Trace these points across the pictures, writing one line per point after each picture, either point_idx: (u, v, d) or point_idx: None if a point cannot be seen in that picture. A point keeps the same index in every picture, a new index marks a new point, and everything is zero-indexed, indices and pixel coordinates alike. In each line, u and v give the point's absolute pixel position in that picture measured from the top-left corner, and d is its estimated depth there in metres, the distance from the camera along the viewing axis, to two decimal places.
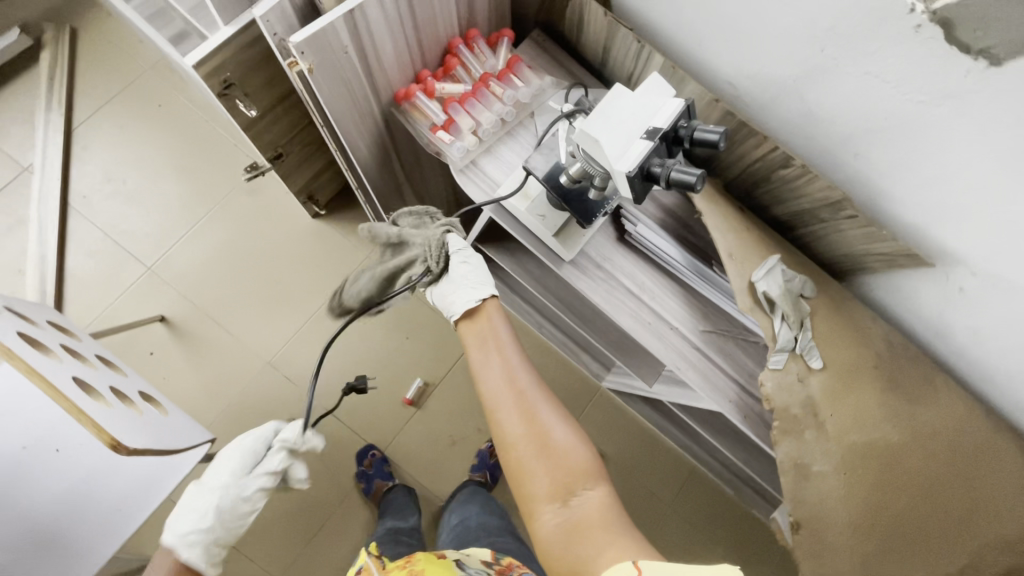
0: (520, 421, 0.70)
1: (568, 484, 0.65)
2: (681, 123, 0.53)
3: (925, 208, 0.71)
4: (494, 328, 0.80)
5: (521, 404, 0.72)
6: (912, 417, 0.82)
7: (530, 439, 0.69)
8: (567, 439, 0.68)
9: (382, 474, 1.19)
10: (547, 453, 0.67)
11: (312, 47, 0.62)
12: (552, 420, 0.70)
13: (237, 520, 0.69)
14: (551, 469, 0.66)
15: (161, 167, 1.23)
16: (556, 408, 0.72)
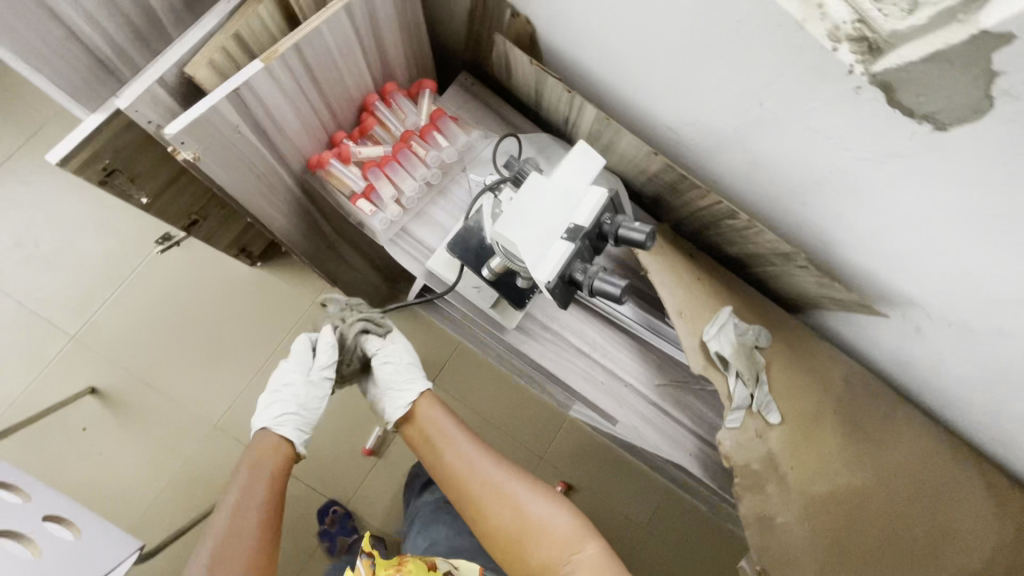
0: (495, 505, 0.69)
1: (560, 553, 0.66)
2: (604, 218, 0.48)
3: (878, 256, 0.67)
4: (438, 423, 0.77)
5: (490, 489, 0.71)
6: (874, 460, 0.79)
7: (511, 522, 0.68)
8: (545, 509, 0.69)
9: (345, 531, 1.15)
10: (531, 534, 0.68)
11: (193, 135, 0.55)
12: (527, 494, 0.70)
13: (315, 403, 0.80)
14: (540, 546, 0.67)
15: (77, 225, 1.13)
16: (527, 481, 0.72)
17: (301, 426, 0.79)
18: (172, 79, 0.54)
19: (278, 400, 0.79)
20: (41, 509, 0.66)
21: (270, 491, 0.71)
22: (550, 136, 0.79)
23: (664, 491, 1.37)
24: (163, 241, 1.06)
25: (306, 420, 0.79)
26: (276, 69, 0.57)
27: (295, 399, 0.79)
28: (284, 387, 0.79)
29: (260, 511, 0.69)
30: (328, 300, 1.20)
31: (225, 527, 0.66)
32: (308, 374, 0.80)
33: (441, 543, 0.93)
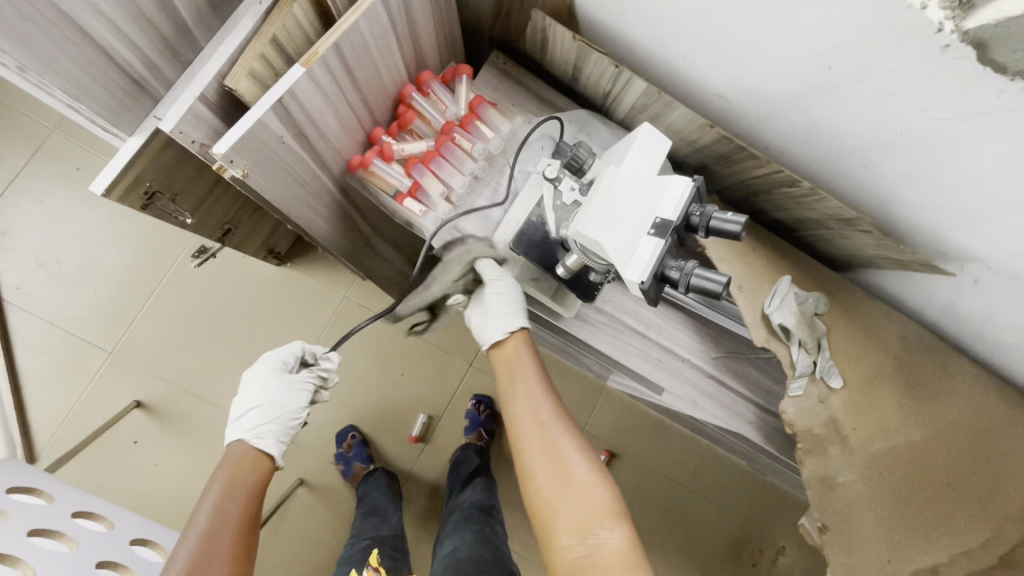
0: (539, 458, 0.62)
1: (584, 521, 0.59)
2: (692, 209, 0.45)
3: (942, 215, 0.65)
4: (519, 358, 0.69)
5: (542, 440, 0.63)
6: (935, 415, 0.80)
7: (549, 478, 0.61)
8: (591, 476, 0.61)
9: (361, 457, 1.16)
10: (566, 489, 0.60)
11: (242, 152, 0.52)
12: (575, 457, 0.62)
13: (293, 410, 0.78)
14: (570, 514, 0.59)
15: (98, 239, 1.10)
16: (581, 441, 0.63)
17: (281, 437, 0.76)
18: (213, 94, 0.51)
19: (254, 408, 0.75)
20: (126, 534, 0.67)
21: (245, 508, 0.67)
22: (591, 113, 0.76)
23: (701, 449, 1.41)
24: (200, 252, 1.05)
25: (284, 429, 0.76)
26: (318, 72, 0.54)
27: (275, 406, 0.76)
28: (259, 395, 0.77)
29: (234, 529, 0.65)
30: (360, 293, 1.18)
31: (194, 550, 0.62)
32: (283, 381, 0.79)
33: (462, 551, 0.91)
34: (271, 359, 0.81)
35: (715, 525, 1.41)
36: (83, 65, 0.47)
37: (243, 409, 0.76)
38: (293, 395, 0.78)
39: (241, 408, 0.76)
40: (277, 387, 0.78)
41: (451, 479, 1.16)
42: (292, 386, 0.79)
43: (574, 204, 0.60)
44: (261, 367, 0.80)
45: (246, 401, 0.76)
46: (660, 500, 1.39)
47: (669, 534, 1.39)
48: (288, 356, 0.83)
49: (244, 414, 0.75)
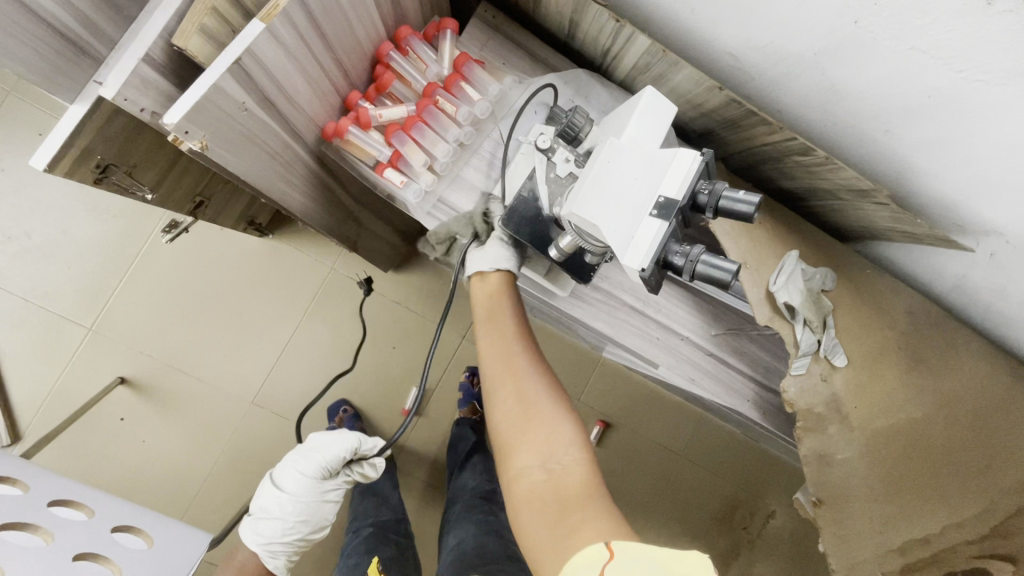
0: (506, 388, 0.61)
1: (548, 450, 0.57)
2: (700, 187, 0.41)
3: (964, 187, 0.61)
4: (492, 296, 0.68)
5: (508, 369, 0.62)
6: (938, 390, 0.78)
7: (512, 408, 0.60)
8: (554, 407, 0.60)
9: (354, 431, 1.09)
10: (529, 419, 0.59)
11: (196, 122, 0.46)
12: (539, 388, 0.60)
13: (309, 526, 0.85)
14: (529, 440, 0.58)
15: (69, 210, 1.04)
16: (545, 374, 0.62)
17: (289, 552, 0.84)
18: (160, 55, 0.45)
19: (277, 519, 0.82)
20: (109, 520, 0.65)
21: None
22: (590, 73, 0.70)
23: (696, 416, 1.41)
24: (170, 227, 0.99)
25: (296, 545, 0.84)
26: (280, 28, 0.48)
27: (296, 522, 0.83)
28: (289, 509, 0.83)
29: None
30: (349, 264, 1.14)
31: None
32: (315, 497, 0.84)
33: (468, 542, 0.89)
34: (312, 464, 0.83)
35: (708, 490, 1.43)
36: (6, 21, 0.41)
37: (270, 510, 0.83)
38: (317, 516, 0.85)
39: (268, 513, 0.82)
40: (307, 503, 0.84)
41: (449, 456, 1.16)
42: (320, 503, 0.85)
43: (569, 176, 0.55)
44: (300, 466, 0.84)
45: (275, 509, 0.82)
46: (654, 467, 1.40)
47: (663, 500, 1.40)
48: (330, 463, 0.85)
49: (268, 520, 0.82)
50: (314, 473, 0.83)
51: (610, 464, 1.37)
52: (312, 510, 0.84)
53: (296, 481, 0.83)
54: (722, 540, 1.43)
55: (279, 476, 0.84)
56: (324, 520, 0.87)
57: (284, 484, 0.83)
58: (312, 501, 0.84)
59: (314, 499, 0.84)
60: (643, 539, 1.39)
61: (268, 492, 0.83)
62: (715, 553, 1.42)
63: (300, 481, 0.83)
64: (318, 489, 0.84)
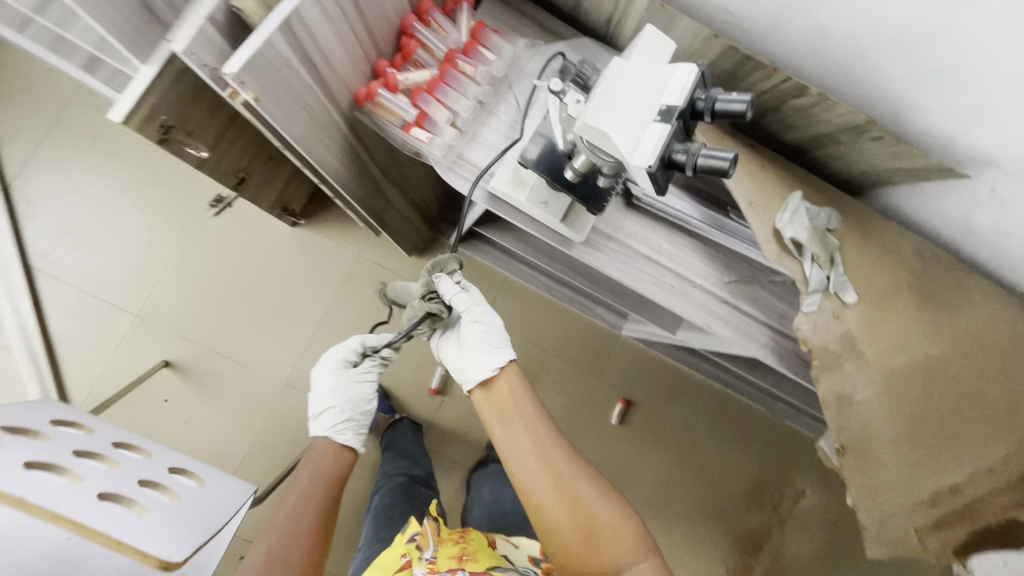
0: (565, 511, 0.68)
1: (620, 561, 0.66)
2: (697, 94, 0.45)
3: (956, 115, 0.65)
4: (519, 405, 0.76)
5: (560, 491, 0.69)
6: (950, 326, 0.80)
7: (577, 530, 0.68)
8: (612, 514, 0.69)
9: (384, 409, 1.23)
10: (596, 537, 0.67)
11: (251, 73, 0.53)
12: (595, 498, 0.69)
13: (362, 402, 0.89)
14: (602, 557, 0.66)
15: (117, 206, 1.13)
16: (593, 483, 0.70)
17: (357, 429, 0.88)
18: (221, 15, 0.52)
19: (328, 407, 0.87)
20: (164, 462, 0.70)
21: (327, 491, 0.77)
22: (595, 40, 0.76)
23: (717, 394, 1.43)
24: (219, 202, 1.14)
25: (358, 423, 0.88)
26: None
27: (343, 403, 0.88)
28: (331, 396, 0.88)
29: (318, 502, 0.76)
30: (374, 250, 1.21)
31: (286, 520, 0.72)
32: (349, 380, 0.90)
33: None
34: (333, 359, 0.91)
35: (733, 470, 1.42)
36: None
37: (319, 411, 0.88)
38: (361, 395, 0.89)
39: (315, 408, 0.88)
40: (344, 387, 0.89)
41: None
42: (357, 382, 0.90)
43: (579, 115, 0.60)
44: (326, 368, 0.91)
45: (321, 402, 0.87)
46: (679, 447, 1.41)
47: (690, 481, 1.41)
48: (347, 353, 0.92)
49: (320, 416, 0.87)
50: (338, 365, 0.91)
51: (635, 443, 1.38)
52: (357, 390, 0.89)
53: (327, 375, 0.90)
54: (754, 520, 1.42)
55: (313, 384, 0.91)
56: (372, 396, 0.91)
57: (318, 384, 0.90)
58: (350, 384, 0.90)
59: (352, 382, 0.90)
60: (673, 519, 1.39)
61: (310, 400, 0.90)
62: (746, 533, 1.41)
63: (332, 372, 0.90)
64: (349, 374, 0.91)
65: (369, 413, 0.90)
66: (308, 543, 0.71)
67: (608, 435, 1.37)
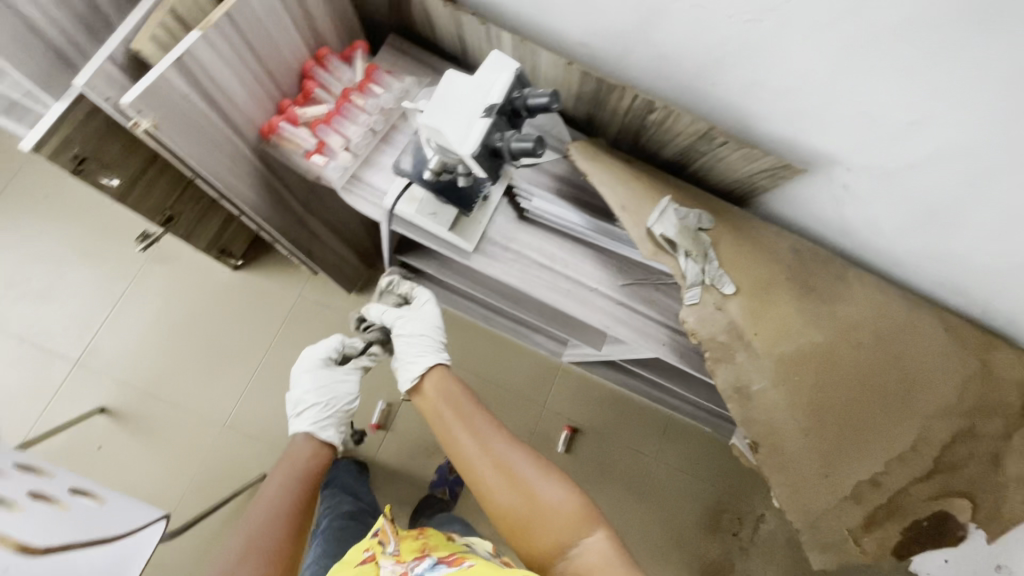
0: (504, 488, 0.68)
1: (565, 536, 0.63)
2: (514, 94, 0.54)
3: (786, 118, 0.75)
4: (453, 398, 0.79)
5: (497, 471, 0.70)
6: (831, 315, 0.86)
7: (518, 505, 0.66)
8: (554, 487, 0.67)
9: None
10: (538, 512, 0.65)
11: (148, 103, 0.61)
12: (536, 476, 0.68)
13: (345, 401, 0.90)
14: (546, 533, 0.64)
15: (65, 258, 1.19)
16: (534, 460, 0.70)
17: (340, 427, 0.89)
18: (121, 56, 0.61)
19: (310, 404, 0.87)
20: (67, 482, 0.71)
21: (301, 490, 0.80)
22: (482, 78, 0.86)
23: (664, 417, 1.44)
24: (140, 238, 0.99)
25: (341, 420, 0.90)
26: (214, 37, 0.64)
27: (326, 400, 0.88)
28: (313, 393, 0.88)
29: (290, 500, 0.78)
30: (315, 289, 1.27)
31: (259, 517, 0.75)
32: (331, 379, 0.90)
33: None
34: (312, 359, 0.91)
35: (687, 497, 1.41)
36: (11, 35, 0.57)
37: (300, 410, 0.88)
38: (343, 394, 0.90)
39: (297, 403, 0.88)
40: (326, 385, 0.89)
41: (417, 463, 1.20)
42: (340, 381, 0.90)
43: None
44: (305, 366, 0.91)
45: (304, 399, 0.88)
46: (630, 475, 1.40)
47: (645, 509, 1.39)
48: (327, 352, 0.92)
49: (302, 411, 0.88)
50: (318, 364, 0.91)
51: (585, 472, 1.38)
52: (342, 389, 0.90)
53: (307, 373, 0.90)
54: (714, 548, 1.39)
55: (290, 382, 0.91)
56: (355, 395, 0.91)
57: (298, 383, 0.90)
58: (334, 383, 0.90)
59: (336, 381, 0.90)
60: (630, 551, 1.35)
61: (289, 397, 0.89)
62: (706, 564, 1.37)
63: (312, 371, 0.90)
64: (331, 373, 0.91)
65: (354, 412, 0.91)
66: (277, 537, 0.74)
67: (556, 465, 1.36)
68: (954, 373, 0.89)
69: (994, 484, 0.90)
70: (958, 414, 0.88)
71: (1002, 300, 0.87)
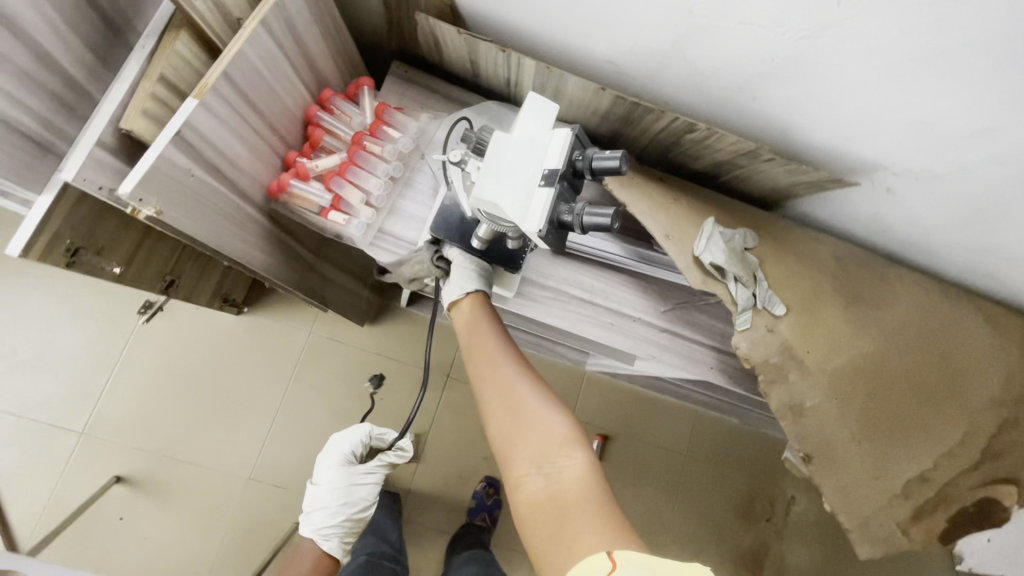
0: (492, 395, 0.60)
1: (546, 451, 0.55)
2: (575, 155, 0.48)
3: (834, 129, 0.70)
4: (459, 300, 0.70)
5: (491, 377, 0.62)
6: (878, 321, 0.84)
7: (504, 414, 0.59)
8: (545, 403, 0.59)
9: None
10: (521, 421, 0.58)
11: (149, 189, 0.53)
12: (527, 389, 0.60)
13: (355, 509, 0.90)
14: (526, 442, 0.56)
15: (52, 322, 1.10)
16: (530, 373, 0.62)
17: (344, 536, 0.90)
18: (111, 138, 0.53)
19: (323, 506, 0.90)
20: None
21: None
22: (500, 103, 0.80)
23: (690, 413, 1.43)
24: (147, 307, 1.08)
25: (346, 529, 0.90)
26: (213, 102, 0.56)
27: (336, 506, 0.89)
28: (329, 495, 0.90)
29: None
30: (326, 325, 1.20)
31: None
32: (348, 480, 0.91)
33: None
34: (336, 453, 0.93)
35: (720, 488, 1.42)
36: None
37: (313, 507, 0.90)
38: (356, 500, 0.91)
39: (312, 500, 0.91)
40: (342, 487, 0.90)
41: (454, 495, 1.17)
42: (355, 486, 0.91)
43: None
44: (329, 459, 0.93)
45: (317, 500, 0.90)
46: (662, 474, 1.40)
47: (679, 506, 1.39)
48: (352, 447, 0.94)
49: (314, 511, 0.90)
50: (340, 461, 0.92)
51: (618, 477, 1.37)
52: (355, 494, 0.91)
53: (327, 467, 0.92)
54: (749, 536, 1.40)
55: (314, 469, 0.94)
56: (370, 501, 0.92)
57: (318, 474, 0.92)
58: (348, 486, 0.91)
59: (351, 485, 0.91)
60: (669, 548, 1.37)
61: (309, 488, 0.92)
62: (744, 551, 1.40)
63: (332, 467, 0.92)
64: (349, 473, 0.91)
65: (364, 519, 0.92)
66: None
67: None
68: (998, 364, 0.88)
69: None
70: (1004, 406, 0.88)
71: None
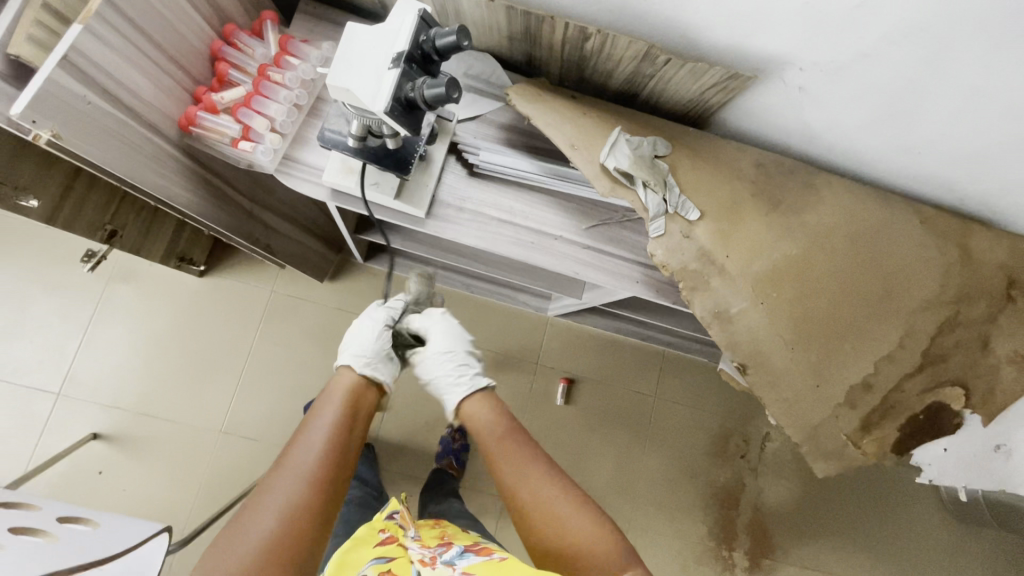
0: (538, 519, 0.68)
1: None
2: (420, 37, 0.50)
3: (727, 24, 0.70)
4: (495, 420, 0.79)
5: (535, 503, 0.69)
6: (802, 225, 0.84)
7: (554, 541, 0.66)
8: (587, 524, 0.66)
9: None
10: (570, 551, 0.64)
11: (43, 111, 0.57)
12: (570, 513, 0.67)
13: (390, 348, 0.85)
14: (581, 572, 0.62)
15: (25, 291, 1.16)
16: (572, 496, 0.69)
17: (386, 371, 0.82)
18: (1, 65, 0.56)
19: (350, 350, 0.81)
20: (53, 514, 0.71)
21: (338, 427, 0.71)
22: None
23: (657, 355, 1.44)
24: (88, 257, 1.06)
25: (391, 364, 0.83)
26: (99, 28, 0.59)
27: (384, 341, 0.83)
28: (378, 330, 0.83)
29: (330, 438, 0.69)
30: (285, 283, 1.24)
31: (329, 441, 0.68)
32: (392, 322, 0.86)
33: None
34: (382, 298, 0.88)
35: (691, 428, 1.42)
36: None
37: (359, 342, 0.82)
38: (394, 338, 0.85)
39: (360, 333, 0.82)
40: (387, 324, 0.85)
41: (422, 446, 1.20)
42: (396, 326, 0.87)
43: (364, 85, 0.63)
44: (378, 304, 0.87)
45: (368, 331, 0.83)
46: (632, 415, 1.41)
47: (651, 447, 1.40)
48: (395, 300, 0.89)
49: (364, 340, 0.82)
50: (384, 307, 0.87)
51: (586, 419, 1.39)
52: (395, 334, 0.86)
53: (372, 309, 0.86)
54: (723, 475, 1.40)
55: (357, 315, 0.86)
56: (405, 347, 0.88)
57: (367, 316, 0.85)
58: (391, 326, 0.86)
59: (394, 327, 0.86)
60: (641, 489, 1.38)
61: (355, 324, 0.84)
62: (720, 489, 1.39)
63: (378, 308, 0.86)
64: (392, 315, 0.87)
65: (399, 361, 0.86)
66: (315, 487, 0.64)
67: (557, 417, 1.38)
68: (935, 265, 0.87)
69: (985, 367, 0.89)
70: (943, 306, 0.87)
71: (976, 182, 0.84)
